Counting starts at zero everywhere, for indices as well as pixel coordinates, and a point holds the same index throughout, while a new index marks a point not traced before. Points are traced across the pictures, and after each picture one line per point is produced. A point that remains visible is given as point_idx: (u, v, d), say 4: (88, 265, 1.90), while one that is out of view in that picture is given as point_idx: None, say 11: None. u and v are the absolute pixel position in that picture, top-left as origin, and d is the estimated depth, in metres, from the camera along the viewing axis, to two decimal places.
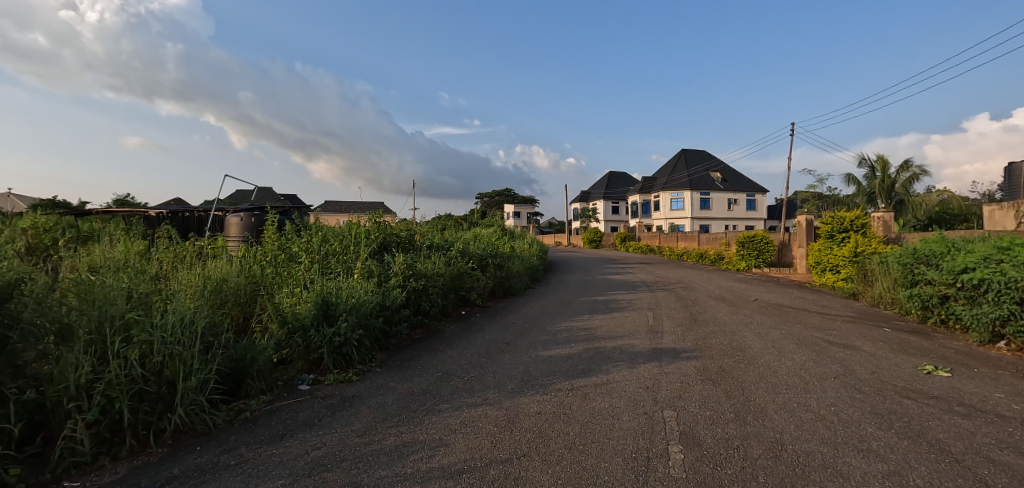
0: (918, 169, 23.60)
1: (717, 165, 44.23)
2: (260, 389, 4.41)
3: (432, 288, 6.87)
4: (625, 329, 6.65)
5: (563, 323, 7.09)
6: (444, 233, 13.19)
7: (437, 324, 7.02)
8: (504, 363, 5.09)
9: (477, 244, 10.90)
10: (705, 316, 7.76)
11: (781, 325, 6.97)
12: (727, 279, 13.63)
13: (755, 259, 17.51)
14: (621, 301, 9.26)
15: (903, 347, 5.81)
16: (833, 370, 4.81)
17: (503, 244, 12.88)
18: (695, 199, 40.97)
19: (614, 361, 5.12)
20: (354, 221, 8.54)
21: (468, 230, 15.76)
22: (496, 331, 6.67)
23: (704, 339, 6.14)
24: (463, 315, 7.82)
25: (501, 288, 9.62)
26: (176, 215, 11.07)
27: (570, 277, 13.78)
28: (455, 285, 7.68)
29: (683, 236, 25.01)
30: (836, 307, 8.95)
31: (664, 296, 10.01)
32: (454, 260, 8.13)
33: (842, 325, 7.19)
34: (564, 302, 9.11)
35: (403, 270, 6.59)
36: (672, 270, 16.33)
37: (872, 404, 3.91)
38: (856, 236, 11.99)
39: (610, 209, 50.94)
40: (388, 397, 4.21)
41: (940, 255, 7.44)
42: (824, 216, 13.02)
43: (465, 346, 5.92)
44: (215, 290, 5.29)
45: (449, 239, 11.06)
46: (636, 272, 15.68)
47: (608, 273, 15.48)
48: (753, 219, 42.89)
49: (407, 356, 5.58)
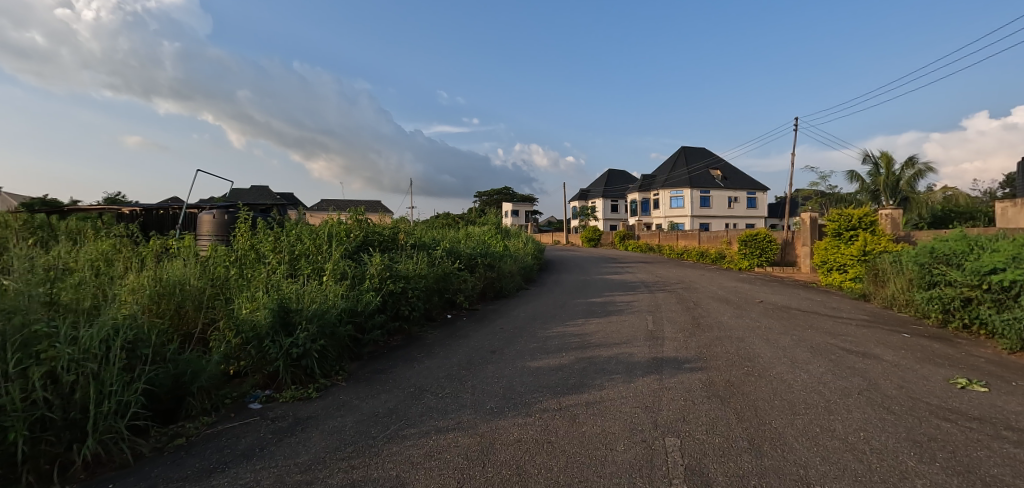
0: (923, 165, 23.05)
1: (717, 162, 43.71)
2: (203, 409, 3.88)
3: (412, 291, 6.30)
4: (622, 335, 6.10)
5: (555, 328, 6.53)
6: (435, 231, 12.65)
7: (418, 330, 6.46)
8: (487, 376, 4.53)
9: (468, 243, 10.33)
10: (708, 319, 7.21)
11: (792, 330, 6.42)
12: (730, 278, 13.08)
13: (758, 257, 16.97)
14: (618, 303, 8.71)
15: (928, 356, 5.26)
16: (856, 385, 4.26)
17: (497, 243, 12.33)
18: (695, 197, 40.43)
19: (609, 373, 4.57)
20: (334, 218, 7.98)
21: (462, 229, 15.21)
22: (481, 337, 6.11)
23: (709, 346, 5.59)
24: (448, 319, 7.26)
25: (492, 290, 9.06)
26: (150, 212, 10.54)
27: (566, 277, 13.23)
28: (439, 287, 7.10)
29: (683, 234, 24.49)
30: (847, 309, 8.40)
31: (665, 298, 9.44)
32: (440, 260, 7.56)
33: (857, 329, 6.64)
34: (558, 304, 8.56)
35: (380, 271, 6.02)
36: (672, 269, 15.78)
37: (907, 429, 3.36)
38: (866, 234, 11.45)
39: (609, 207, 50.42)
40: (347, 419, 3.66)
41: (962, 254, 6.89)
42: (831, 212, 12.47)
43: (445, 355, 5.36)
44: (164, 294, 4.74)
45: (438, 238, 10.49)
46: (635, 271, 15.11)
47: (606, 272, 14.95)
48: (754, 217, 42.38)
49: (380, 367, 5.03)
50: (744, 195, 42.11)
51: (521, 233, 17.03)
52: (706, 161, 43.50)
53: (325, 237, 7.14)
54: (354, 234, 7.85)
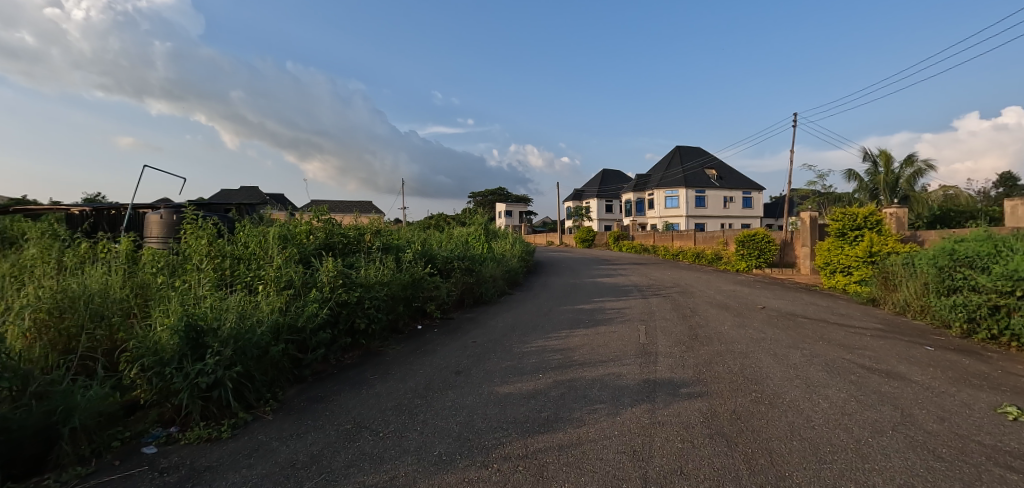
0: (923, 164, 22.49)
1: (713, 161, 43.16)
2: (78, 457, 3.09)
3: (373, 299, 5.54)
4: (611, 349, 5.35)
5: (535, 341, 5.76)
6: (415, 233, 11.85)
7: (377, 345, 5.67)
8: (444, 407, 3.77)
9: (448, 245, 9.57)
10: (707, 329, 6.49)
11: (802, 343, 5.69)
12: (728, 281, 12.37)
13: (756, 259, 16.29)
14: (609, 309, 7.96)
15: (962, 376, 4.55)
16: (888, 416, 3.53)
17: (481, 244, 11.55)
18: (690, 197, 39.83)
19: (592, 402, 3.80)
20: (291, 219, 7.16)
21: (446, 231, 14.42)
22: (449, 353, 5.34)
23: (709, 364, 4.85)
24: (417, 331, 6.48)
25: (472, 298, 8.28)
26: (101, 213, 9.67)
27: (555, 280, 12.47)
28: (407, 295, 6.32)
29: (678, 234, 23.80)
30: (857, 316, 7.70)
31: (660, 303, 8.71)
32: (409, 263, 6.78)
33: (874, 341, 5.91)
34: (543, 310, 7.81)
35: (334, 277, 5.24)
36: (667, 271, 15.06)
37: (964, 484, 2.63)
38: (872, 234, 10.77)
39: (603, 207, 49.80)
40: (254, 471, 2.88)
41: (988, 256, 6.20)
42: (834, 211, 11.80)
43: (402, 377, 4.58)
44: (55, 309, 3.92)
45: (414, 240, 9.67)
46: (628, 273, 14.37)
47: (598, 275, 14.21)
48: (749, 218, 41.85)
49: (321, 395, 4.24)
50: (739, 195, 41.56)
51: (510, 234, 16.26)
52: (701, 160, 42.91)
53: (279, 239, 6.34)
54: (316, 237, 7.09)
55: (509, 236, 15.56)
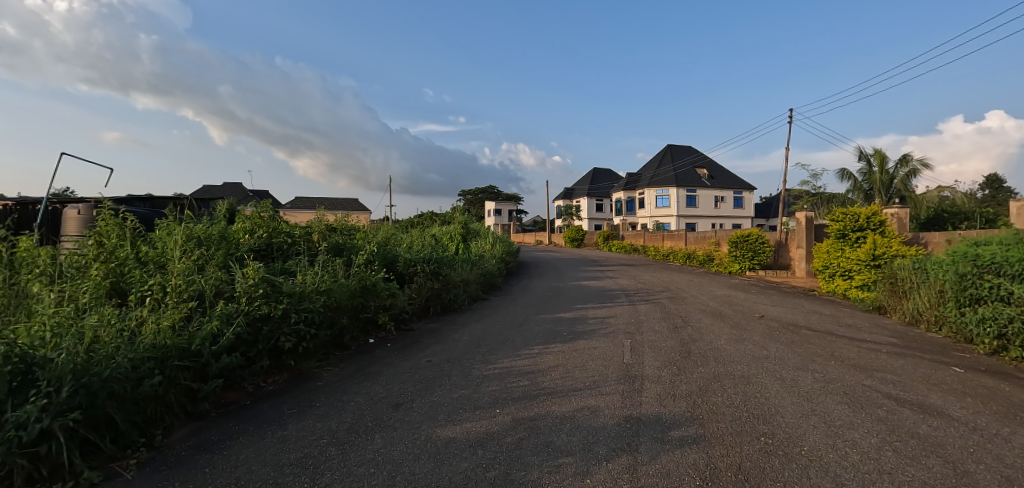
0: (918, 163, 21.99)
1: (704, 160, 42.62)
2: None
3: (305, 312, 4.62)
4: (588, 373, 4.47)
5: (500, 361, 4.86)
6: (386, 232, 10.91)
7: (311, 367, 4.74)
8: (361, 463, 2.86)
9: (417, 246, 8.64)
10: (701, 344, 5.65)
11: (812, 364, 4.87)
12: (721, 285, 11.59)
13: (749, 261, 15.56)
14: (591, 317, 7.10)
15: (1010, 410, 3.74)
16: (940, 476, 2.70)
17: (456, 245, 10.62)
18: (681, 196, 39.22)
19: (556, 454, 2.92)
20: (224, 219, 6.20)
21: (422, 230, 13.50)
22: (394, 378, 4.42)
23: (705, 393, 4.00)
24: (366, 347, 5.54)
25: (439, 306, 7.36)
26: (25, 207, 8.64)
27: (537, 283, 11.59)
28: (354, 306, 5.39)
29: (669, 234, 23.07)
30: (867, 326, 6.92)
31: (648, 310, 7.86)
32: (359, 267, 5.85)
33: (894, 360, 5.11)
34: (517, 319, 6.93)
35: (255, 286, 4.32)
36: (658, 273, 14.25)
37: None
38: (875, 236, 10.04)
39: (593, 206, 49.09)
40: None
41: (1020, 263, 5.45)
42: (834, 211, 11.06)
43: (325, 412, 3.66)
44: None
45: (378, 239, 8.72)
46: (615, 276, 13.56)
47: (584, 277, 13.38)
48: (740, 218, 41.39)
49: (213, 440, 3.32)
50: (731, 194, 41.05)
51: (492, 233, 15.34)
52: (692, 159, 42.31)
53: (201, 240, 5.37)
54: (255, 237, 6.14)
55: (490, 236, 14.64)
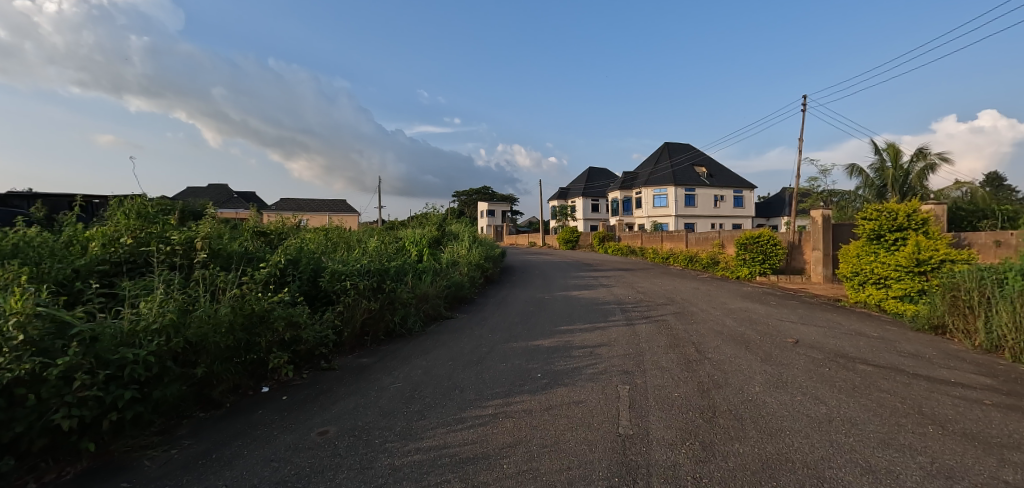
0: (935, 157, 20.43)
1: (703, 158, 41.11)
2: None
3: (115, 367, 2.94)
4: (560, 461, 2.79)
5: (430, 435, 3.17)
6: (339, 237, 9.19)
7: (131, 453, 3.05)
8: None
9: (362, 252, 6.96)
10: (728, 393, 3.98)
11: (903, 435, 3.22)
12: (733, 294, 9.94)
13: (760, 265, 13.91)
14: (576, 346, 5.43)
15: None
16: None
17: (421, 250, 8.91)
18: (680, 196, 37.67)
19: None
20: (67, 232, 4.50)
21: (390, 233, 11.79)
22: (247, 474, 2.74)
23: None
24: (247, 406, 3.86)
25: (382, 331, 5.70)
26: None
27: (518, 293, 9.89)
28: (227, 344, 3.73)
29: (669, 235, 21.38)
30: (937, 357, 5.28)
31: (651, 332, 6.20)
32: (245, 290, 4.17)
33: (1017, 424, 3.46)
34: (478, 351, 5.25)
35: (14, 329, 2.65)
36: (658, 280, 12.58)
37: None
38: (919, 237, 8.43)
39: (589, 206, 47.50)
40: None
41: None
42: (865, 207, 9.42)
43: None
44: None
45: (315, 245, 7.02)
46: (611, 283, 11.88)
47: (574, 285, 11.70)
48: (740, 218, 39.90)
49: None
50: (730, 194, 39.54)
51: (473, 235, 13.65)
52: (691, 157, 40.78)
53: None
54: (109, 248, 4.46)
55: (471, 238, 12.95)
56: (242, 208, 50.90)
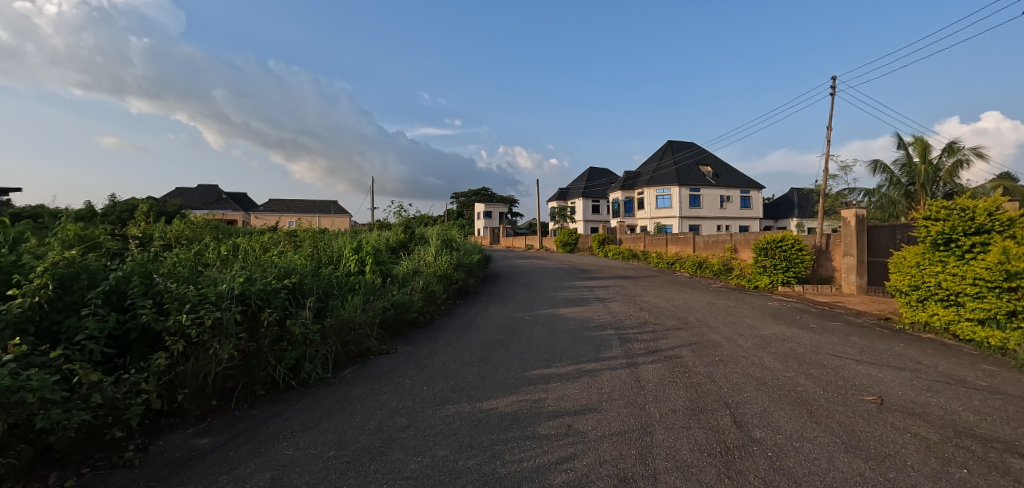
0: (970, 152, 18.42)
1: (709, 156, 39.17)
2: None
3: None
4: None
5: None
6: (264, 243, 7.28)
7: None
8: None
9: (264, 262, 5.07)
10: None
11: None
12: (759, 312, 7.99)
13: (782, 273, 11.90)
14: (546, 413, 3.50)
15: None
16: None
17: (365, 257, 6.99)
18: (684, 196, 35.73)
19: None
20: None
21: (346, 237, 9.89)
22: None
23: None
24: None
25: (259, 384, 3.85)
26: None
27: (493, 310, 7.94)
28: None
29: (674, 238, 19.42)
30: None
31: (661, 382, 4.25)
32: None
33: None
34: (390, 425, 3.32)
35: None
36: (665, 291, 10.63)
37: None
38: (1007, 242, 6.48)
39: (589, 207, 45.58)
40: None
41: None
42: (929, 204, 7.47)
43: None
44: None
45: (198, 251, 5.12)
46: (608, 295, 9.94)
47: (565, 297, 9.76)
48: (748, 220, 37.91)
49: None
50: (737, 194, 37.57)
51: (450, 238, 11.68)
52: (696, 155, 38.81)
53: None
54: None
55: (446, 242, 10.99)
56: (231, 209, 49.07)
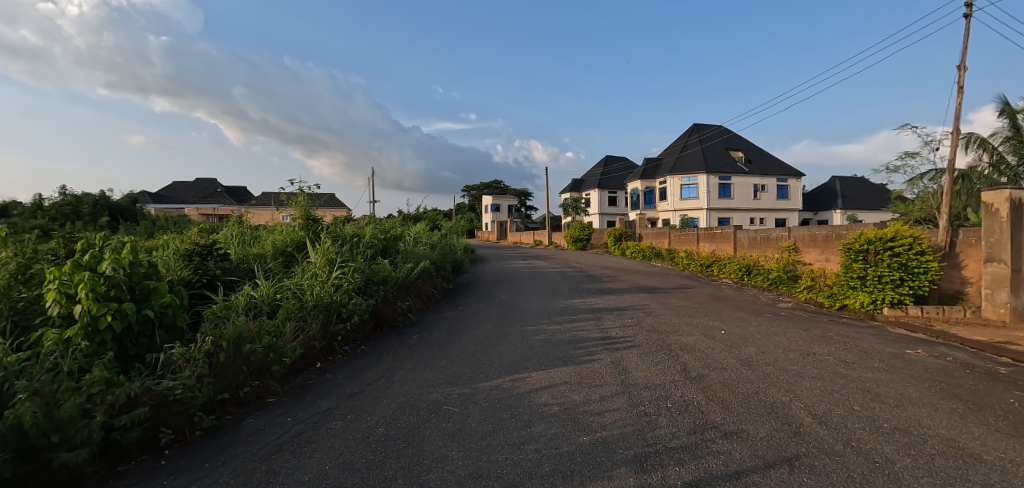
0: None
1: (739, 140, 34.65)
2: None
3: None
4: None
5: None
6: None
7: None
8: None
9: None
10: None
11: None
12: (922, 384, 4.04)
13: (890, 290, 7.77)
14: None
15: None
16: None
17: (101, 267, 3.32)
18: (713, 185, 31.35)
19: None
20: None
21: (211, 240, 6.31)
22: None
23: None
24: None
25: None
26: None
27: (399, 374, 4.17)
28: None
29: (708, 234, 15.33)
30: None
31: None
32: None
33: None
34: None
35: None
36: (714, 317, 6.69)
37: None
38: None
39: (605, 200, 41.31)
40: None
41: None
42: None
43: None
44: None
45: None
46: (623, 327, 6.06)
47: (549, 330, 5.93)
48: (785, 212, 33.29)
49: None
50: (774, 183, 32.96)
51: (391, 238, 7.92)
52: (724, 138, 34.26)
53: None
54: None
55: (378, 245, 7.23)
56: (225, 203, 46.21)
